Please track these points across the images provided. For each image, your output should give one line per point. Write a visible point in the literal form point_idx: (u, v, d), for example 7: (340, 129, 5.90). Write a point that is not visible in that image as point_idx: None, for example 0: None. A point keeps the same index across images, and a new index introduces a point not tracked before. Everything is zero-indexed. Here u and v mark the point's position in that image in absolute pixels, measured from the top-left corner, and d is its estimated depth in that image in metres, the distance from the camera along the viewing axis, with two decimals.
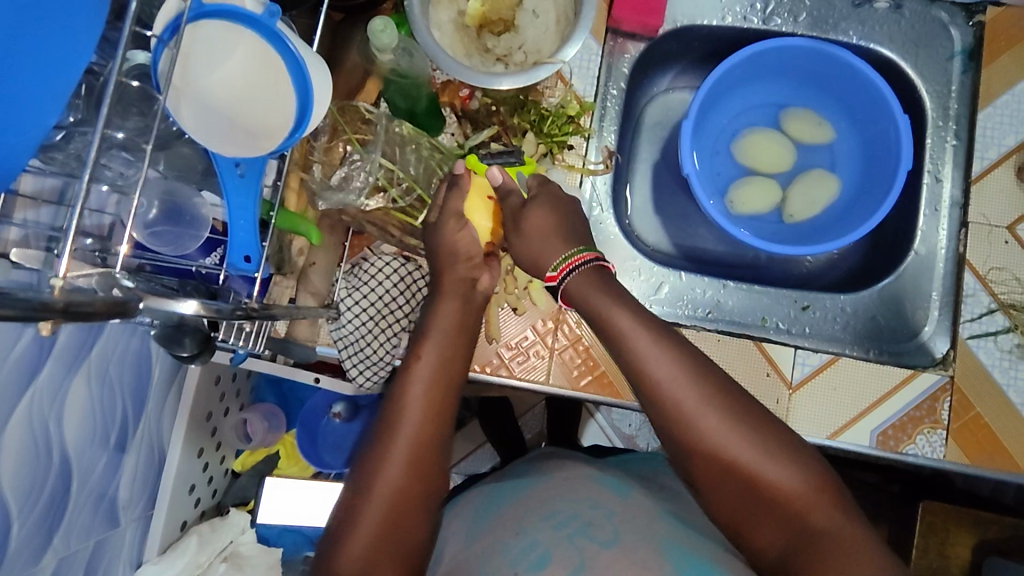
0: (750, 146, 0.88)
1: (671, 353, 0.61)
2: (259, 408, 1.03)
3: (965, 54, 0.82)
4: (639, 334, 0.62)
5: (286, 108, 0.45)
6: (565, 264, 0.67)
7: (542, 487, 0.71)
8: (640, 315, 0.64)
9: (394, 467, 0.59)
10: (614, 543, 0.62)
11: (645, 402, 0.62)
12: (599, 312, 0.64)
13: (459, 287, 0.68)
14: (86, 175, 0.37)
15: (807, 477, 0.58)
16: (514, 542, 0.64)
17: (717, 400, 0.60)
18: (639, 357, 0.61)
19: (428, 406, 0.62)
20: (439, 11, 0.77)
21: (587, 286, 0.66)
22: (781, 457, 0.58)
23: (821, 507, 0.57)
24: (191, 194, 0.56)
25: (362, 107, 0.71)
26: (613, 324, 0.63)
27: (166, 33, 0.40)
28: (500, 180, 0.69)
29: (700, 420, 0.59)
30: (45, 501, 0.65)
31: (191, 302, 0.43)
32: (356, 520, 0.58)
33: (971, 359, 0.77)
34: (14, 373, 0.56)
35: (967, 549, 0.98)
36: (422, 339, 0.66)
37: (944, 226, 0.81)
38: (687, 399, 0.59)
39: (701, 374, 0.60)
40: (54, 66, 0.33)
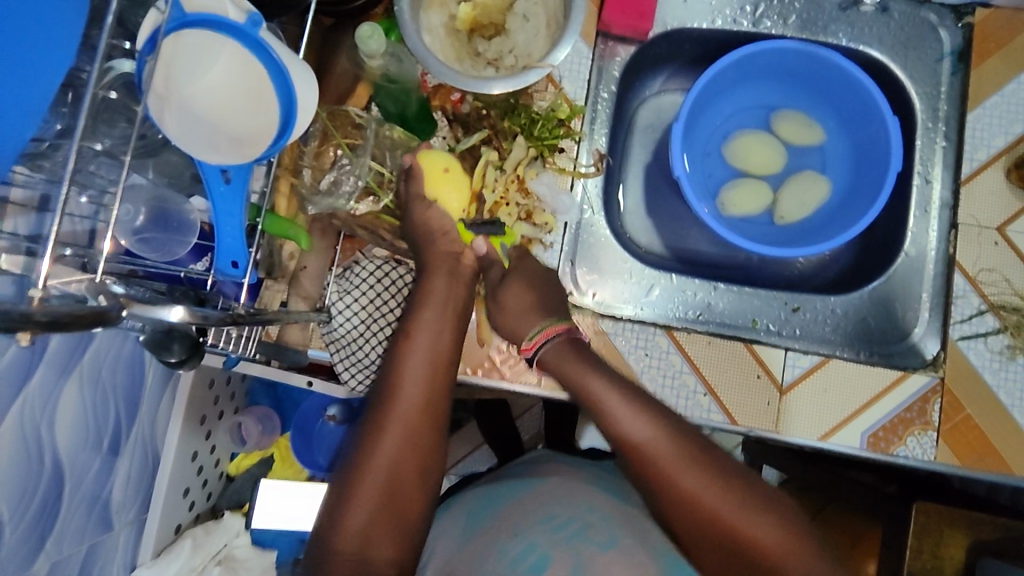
0: (741, 148, 0.88)
1: (642, 413, 0.64)
2: (254, 411, 1.03)
3: (954, 56, 0.83)
4: (610, 397, 0.65)
5: (269, 116, 0.45)
6: (540, 336, 0.70)
7: (537, 488, 0.71)
8: (612, 379, 0.66)
9: (391, 441, 0.60)
10: (612, 544, 0.63)
11: (622, 461, 0.64)
12: (573, 379, 0.67)
13: (446, 262, 0.69)
14: (67, 182, 0.37)
15: (782, 529, 0.59)
16: (513, 544, 0.64)
17: (689, 456, 0.61)
18: (612, 419, 0.64)
19: (424, 379, 0.63)
20: (429, 16, 0.77)
21: (561, 355, 0.69)
22: (755, 511, 0.59)
23: (798, 557, 0.58)
24: (181, 201, 0.57)
25: (352, 112, 0.72)
26: (587, 388, 0.66)
27: (147, 47, 0.40)
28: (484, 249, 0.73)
29: (674, 478, 0.61)
30: (37, 506, 0.65)
31: (177, 309, 0.43)
32: (353, 494, 0.58)
33: (962, 359, 0.77)
34: (4, 380, 0.56)
35: (961, 550, 0.97)
36: (416, 313, 0.66)
37: (934, 227, 0.81)
38: (661, 456, 0.61)
39: (673, 432, 0.63)
40: (35, 76, 0.34)
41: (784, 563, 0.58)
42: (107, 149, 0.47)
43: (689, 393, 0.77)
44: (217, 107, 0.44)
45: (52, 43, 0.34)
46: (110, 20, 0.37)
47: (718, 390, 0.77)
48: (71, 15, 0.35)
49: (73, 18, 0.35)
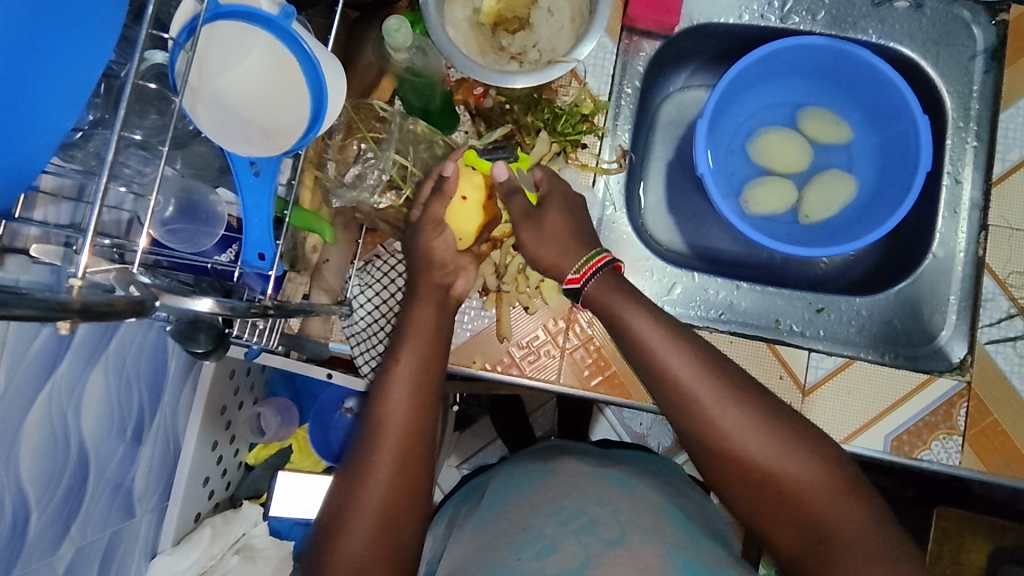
0: (766, 146, 0.87)
1: (687, 353, 0.61)
2: (273, 402, 1.03)
3: (987, 54, 0.81)
4: (656, 336, 0.62)
5: (300, 108, 0.45)
6: (588, 266, 0.67)
7: (549, 481, 0.71)
8: (657, 317, 0.64)
9: (382, 469, 0.59)
10: (619, 542, 0.61)
11: (662, 402, 0.62)
12: (617, 317, 0.64)
13: (434, 292, 0.69)
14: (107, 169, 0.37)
15: (825, 479, 0.57)
16: (522, 535, 0.64)
17: (731, 394, 0.60)
18: (654, 355, 0.62)
19: (411, 406, 0.62)
20: (453, 10, 0.78)
21: (606, 292, 0.66)
22: (802, 459, 0.58)
23: (837, 506, 0.56)
24: (207, 191, 0.56)
25: (376, 105, 0.70)
26: (627, 323, 0.63)
27: (182, 36, 0.40)
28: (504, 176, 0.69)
29: (720, 418, 0.59)
30: (63, 491, 0.66)
31: (206, 299, 0.44)
32: (347, 523, 0.58)
33: (989, 363, 0.76)
34: (35, 366, 0.58)
35: (982, 556, 0.97)
36: (400, 340, 0.66)
37: (963, 228, 0.79)
38: (701, 393, 0.60)
39: (714, 369, 0.61)
40: (78, 66, 0.34)
41: (825, 513, 0.56)
42: (140, 140, 0.47)
43: None
44: (250, 100, 0.44)
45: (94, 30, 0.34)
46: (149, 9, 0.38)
47: None
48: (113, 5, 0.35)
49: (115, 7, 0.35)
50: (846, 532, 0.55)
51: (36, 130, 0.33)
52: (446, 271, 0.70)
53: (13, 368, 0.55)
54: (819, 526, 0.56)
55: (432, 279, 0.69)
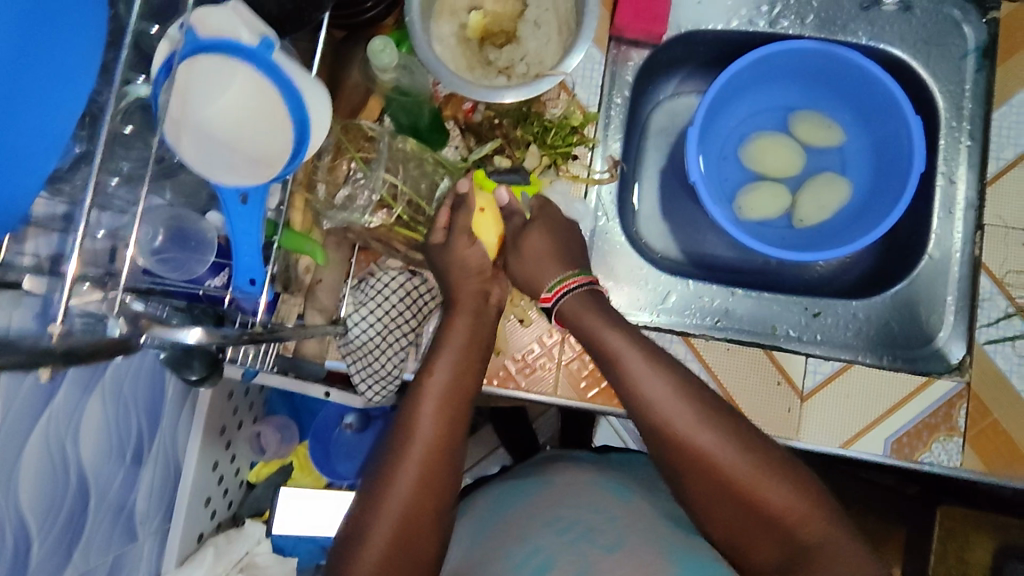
0: (759, 152, 0.87)
1: (664, 378, 0.63)
2: (272, 420, 1.04)
3: (979, 52, 0.80)
4: (631, 355, 0.64)
5: (284, 137, 0.45)
6: (560, 285, 0.68)
7: (545, 492, 0.72)
8: (633, 337, 0.65)
9: (404, 483, 0.59)
10: (616, 547, 0.62)
11: (638, 424, 0.64)
12: (593, 339, 0.66)
13: (472, 301, 0.68)
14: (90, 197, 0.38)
15: (800, 495, 0.59)
16: (518, 547, 0.64)
17: (707, 419, 0.61)
18: (632, 379, 0.63)
19: (440, 420, 0.62)
20: (440, 26, 0.77)
21: (580, 311, 0.68)
22: (776, 476, 0.60)
23: (813, 520, 0.58)
24: (197, 219, 0.57)
25: (364, 125, 0.70)
26: (606, 347, 0.65)
27: (161, 74, 0.41)
28: (505, 200, 0.72)
29: (696, 438, 0.60)
30: (64, 519, 0.67)
31: (195, 330, 0.44)
32: (367, 533, 0.58)
33: (989, 364, 0.76)
34: (31, 397, 0.58)
35: (988, 553, 0.98)
36: (435, 352, 0.66)
37: (959, 228, 0.79)
38: (678, 417, 0.61)
39: (690, 393, 0.62)
40: (55, 105, 0.33)
41: (801, 526, 0.58)
42: (126, 171, 0.47)
43: None
44: (235, 130, 0.44)
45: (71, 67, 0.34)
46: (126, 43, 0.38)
47: (737, 398, 0.76)
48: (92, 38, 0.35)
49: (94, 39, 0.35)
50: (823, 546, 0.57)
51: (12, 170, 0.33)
52: (484, 277, 0.69)
53: (7, 400, 0.55)
54: (795, 541, 0.58)
55: (468, 287, 0.69)
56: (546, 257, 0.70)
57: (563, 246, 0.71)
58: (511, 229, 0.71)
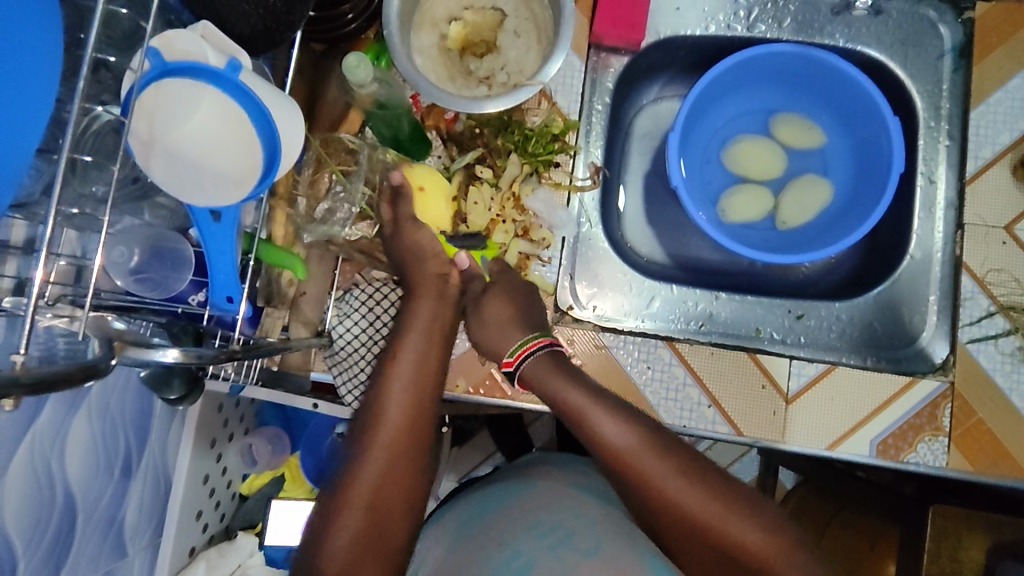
0: (740, 155, 0.87)
1: (626, 428, 0.63)
2: (264, 432, 1.04)
3: (955, 52, 0.81)
4: (592, 408, 0.64)
5: (253, 156, 0.45)
6: (521, 350, 0.68)
7: (526, 494, 0.72)
8: (589, 389, 0.66)
9: (372, 467, 0.60)
10: (595, 552, 0.64)
11: (610, 476, 0.64)
12: (553, 394, 0.66)
13: (433, 285, 0.69)
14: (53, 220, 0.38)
15: (768, 534, 0.60)
16: (498, 551, 0.65)
17: (672, 467, 0.62)
18: (597, 434, 0.63)
19: (408, 404, 0.63)
20: (420, 37, 0.78)
21: (540, 369, 0.67)
22: (744, 518, 0.60)
23: (783, 557, 0.59)
24: (174, 237, 0.57)
25: (345, 138, 0.72)
26: (569, 402, 0.65)
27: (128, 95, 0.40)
28: (466, 263, 0.73)
29: (662, 486, 0.61)
30: (51, 536, 0.67)
31: (171, 350, 0.44)
32: (335, 520, 0.59)
33: (972, 363, 0.76)
34: (15, 417, 0.58)
35: (981, 552, 0.96)
36: (396, 347, 0.65)
37: (940, 228, 0.79)
38: (646, 466, 0.61)
39: (655, 443, 0.63)
40: (14, 129, 0.33)
41: (773, 562, 0.59)
42: (99, 192, 0.47)
43: (693, 406, 0.76)
44: (203, 149, 0.44)
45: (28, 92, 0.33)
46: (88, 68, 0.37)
47: (723, 402, 0.76)
48: (48, 60, 0.34)
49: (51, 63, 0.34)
50: None
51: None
52: (440, 260, 0.70)
53: None
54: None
55: (427, 271, 0.70)
56: (507, 323, 0.70)
57: (523, 309, 0.72)
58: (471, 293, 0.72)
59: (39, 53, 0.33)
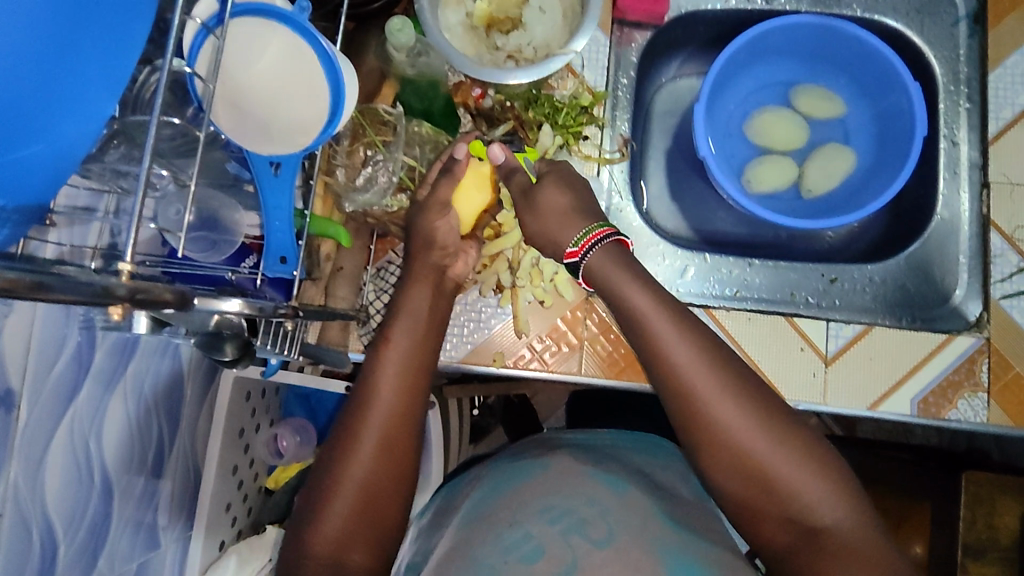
0: (763, 126, 0.88)
1: (692, 338, 0.59)
2: (290, 422, 1.00)
3: (970, 18, 0.83)
4: (657, 315, 0.60)
5: (319, 103, 0.46)
6: (587, 238, 0.64)
7: (539, 477, 0.72)
8: (658, 296, 0.61)
9: (365, 450, 0.58)
10: (607, 542, 0.62)
11: (659, 393, 0.60)
12: (616, 293, 0.62)
13: (431, 273, 0.69)
14: (140, 191, 0.36)
15: (815, 475, 0.56)
16: (508, 530, 0.64)
17: (733, 386, 0.57)
18: (657, 341, 0.59)
19: (400, 396, 0.61)
20: (447, 14, 0.78)
21: (607, 264, 0.63)
22: (795, 453, 0.56)
23: (827, 499, 0.55)
24: (224, 202, 0.55)
25: (381, 109, 0.70)
26: (635, 309, 0.60)
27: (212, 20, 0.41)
28: (500, 158, 0.68)
29: (716, 407, 0.56)
30: (88, 526, 0.65)
31: (234, 301, 0.44)
32: (325, 506, 0.56)
33: (1006, 318, 0.77)
34: (54, 395, 0.57)
35: (1015, 519, 0.91)
36: (390, 325, 0.65)
37: (965, 189, 0.80)
38: (701, 387, 0.57)
39: (723, 368, 0.58)
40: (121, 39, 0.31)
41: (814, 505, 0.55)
42: (157, 149, 0.46)
43: None
44: (268, 95, 0.44)
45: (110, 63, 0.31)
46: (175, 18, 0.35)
47: (761, 365, 0.76)
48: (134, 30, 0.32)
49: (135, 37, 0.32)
50: (838, 525, 0.54)
51: (29, 167, 0.30)
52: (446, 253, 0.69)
53: (32, 396, 0.54)
54: (809, 520, 0.55)
55: (430, 259, 0.69)
56: (567, 213, 0.66)
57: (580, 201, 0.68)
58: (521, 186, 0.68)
59: (127, 24, 0.32)
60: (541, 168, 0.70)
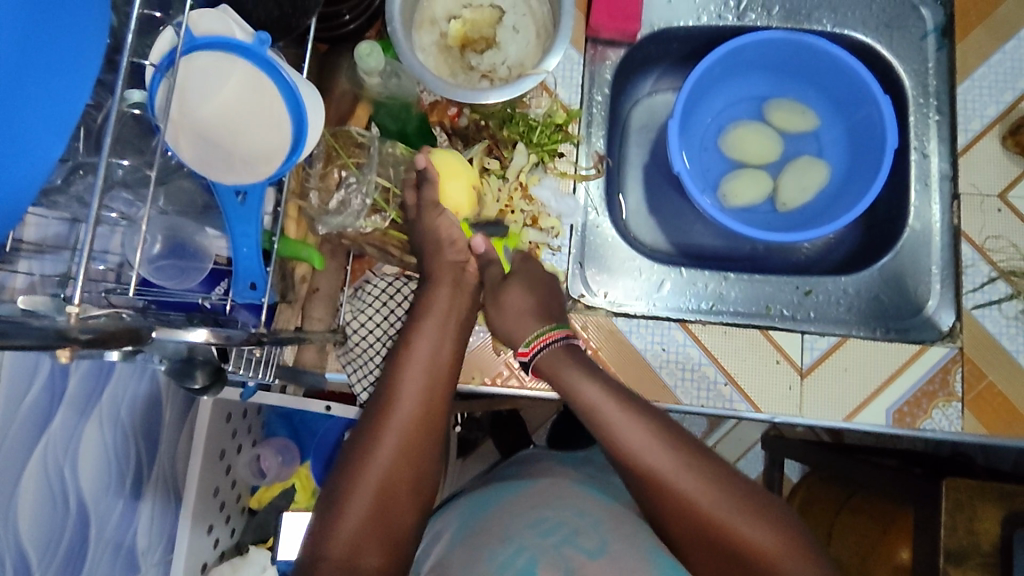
0: (738, 140, 0.89)
1: (641, 419, 0.63)
2: (272, 442, 1.00)
3: (938, 32, 0.84)
4: (609, 401, 0.64)
5: (282, 131, 0.46)
6: (539, 339, 0.68)
7: (529, 492, 0.71)
8: (604, 382, 0.66)
9: (387, 450, 0.60)
10: (601, 551, 0.61)
11: (622, 472, 0.64)
12: (567, 382, 0.66)
13: (449, 271, 0.70)
14: (91, 225, 0.36)
15: (778, 535, 0.60)
16: (502, 547, 0.62)
17: (686, 461, 0.62)
18: (608, 427, 0.63)
19: (422, 393, 0.63)
20: (420, 36, 0.80)
21: (555, 359, 0.68)
22: (755, 518, 0.60)
23: (791, 558, 0.59)
24: (194, 230, 0.56)
25: (354, 132, 0.71)
26: (583, 400, 0.65)
27: (164, 62, 0.41)
28: (483, 248, 0.72)
29: (673, 483, 0.61)
30: (63, 554, 0.64)
31: (199, 330, 0.44)
32: (345, 503, 0.58)
33: (978, 328, 0.77)
34: (27, 423, 0.57)
35: (996, 523, 0.90)
36: (417, 323, 0.67)
37: (936, 201, 0.82)
38: (656, 463, 0.61)
39: (672, 441, 0.63)
40: (68, 86, 0.32)
41: (780, 563, 0.59)
42: (120, 179, 0.46)
43: (710, 384, 0.77)
44: (228, 126, 0.45)
45: (55, 107, 0.32)
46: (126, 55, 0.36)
47: (738, 378, 0.77)
48: (82, 72, 0.32)
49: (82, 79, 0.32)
50: None
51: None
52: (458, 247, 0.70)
53: (5, 425, 0.54)
54: None
55: (445, 257, 0.70)
56: (526, 312, 0.70)
57: (545, 299, 0.71)
58: (491, 281, 0.72)
59: (74, 68, 0.32)
60: (515, 262, 0.74)
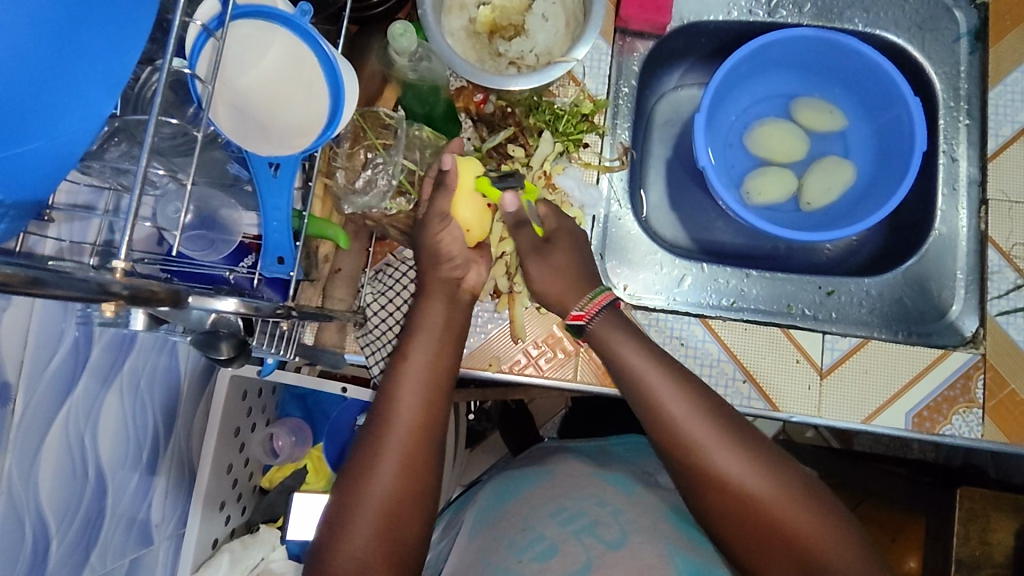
0: (763, 137, 0.88)
1: (687, 395, 0.63)
2: (286, 423, 1.01)
3: (971, 36, 0.83)
4: (654, 373, 0.64)
5: (319, 104, 0.47)
6: (594, 302, 0.68)
7: (546, 482, 0.71)
8: (653, 354, 0.65)
9: (387, 468, 0.60)
10: (621, 542, 0.62)
11: (660, 449, 0.63)
12: (615, 355, 0.66)
13: (445, 287, 0.69)
14: (137, 190, 0.36)
15: (818, 518, 0.59)
16: (521, 536, 0.64)
17: (730, 437, 0.61)
18: (654, 399, 0.63)
19: (421, 405, 0.63)
20: (450, 20, 0.79)
21: (609, 329, 0.68)
22: (797, 499, 0.59)
23: (832, 541, 0.58)
24: (226, 203, 0.56)
25: (381, 113, 0.70)
26: (630, 367, 0.65)
27: (212, 24, 0.42)
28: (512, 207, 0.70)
29: (719, 457, 0.60)
30: (81, 521, 0.65)
31: (230, 300, 0.44)
32: (349, 522, 0.58)
33: (1002, 334, 0.77)
34: (51, 389, 0.58)
35: (1010, 535, 0.89)
36: (410, 338, 0.66)
37: (963, 205, 0.81)
38: (701, 437, 0.61)
39: (706, 408, 0.62)
40: (119, 46, 0.32)
41: (821, 546, 0.57)
42: (155, 147, 0.46)
43: (728, 381, 0.76)
44: (267, 98, 0.45)
45: (108, 66, 0.32)
46: (175, 21, 0.36)
47: (757, 376, 0.76)
48: (134, 33, 0.33)
49: (133, 41, 0.33)
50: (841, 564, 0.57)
51: (29, 165, 0.30)
52: (455, 264, 0.69)
53: (29, 389, 0.55)
54: (816, 562, 0.57)
55: (441, 273, 0.69)
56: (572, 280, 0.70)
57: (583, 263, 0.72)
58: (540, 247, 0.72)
59: (126, 28, 0.32)
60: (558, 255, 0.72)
